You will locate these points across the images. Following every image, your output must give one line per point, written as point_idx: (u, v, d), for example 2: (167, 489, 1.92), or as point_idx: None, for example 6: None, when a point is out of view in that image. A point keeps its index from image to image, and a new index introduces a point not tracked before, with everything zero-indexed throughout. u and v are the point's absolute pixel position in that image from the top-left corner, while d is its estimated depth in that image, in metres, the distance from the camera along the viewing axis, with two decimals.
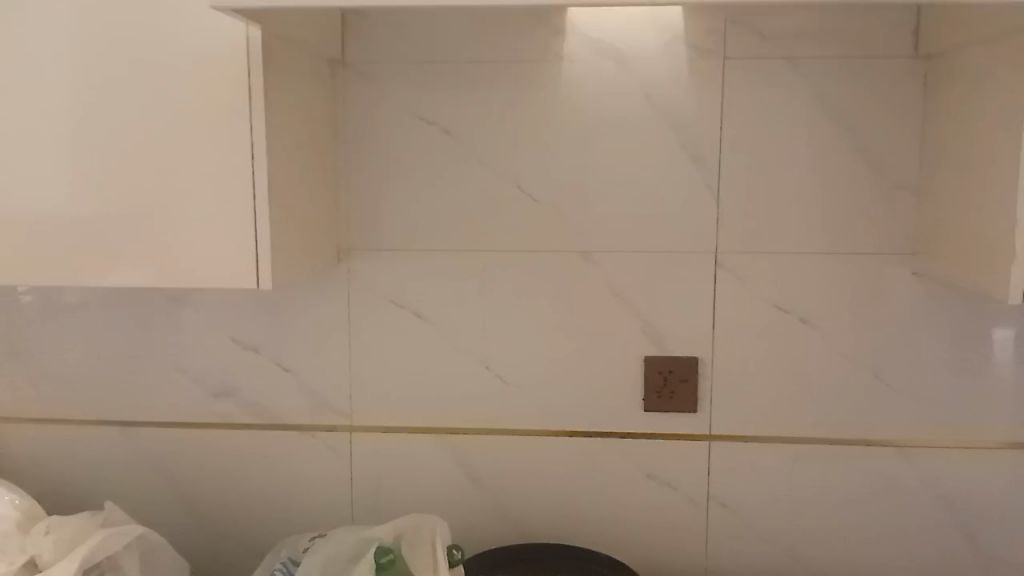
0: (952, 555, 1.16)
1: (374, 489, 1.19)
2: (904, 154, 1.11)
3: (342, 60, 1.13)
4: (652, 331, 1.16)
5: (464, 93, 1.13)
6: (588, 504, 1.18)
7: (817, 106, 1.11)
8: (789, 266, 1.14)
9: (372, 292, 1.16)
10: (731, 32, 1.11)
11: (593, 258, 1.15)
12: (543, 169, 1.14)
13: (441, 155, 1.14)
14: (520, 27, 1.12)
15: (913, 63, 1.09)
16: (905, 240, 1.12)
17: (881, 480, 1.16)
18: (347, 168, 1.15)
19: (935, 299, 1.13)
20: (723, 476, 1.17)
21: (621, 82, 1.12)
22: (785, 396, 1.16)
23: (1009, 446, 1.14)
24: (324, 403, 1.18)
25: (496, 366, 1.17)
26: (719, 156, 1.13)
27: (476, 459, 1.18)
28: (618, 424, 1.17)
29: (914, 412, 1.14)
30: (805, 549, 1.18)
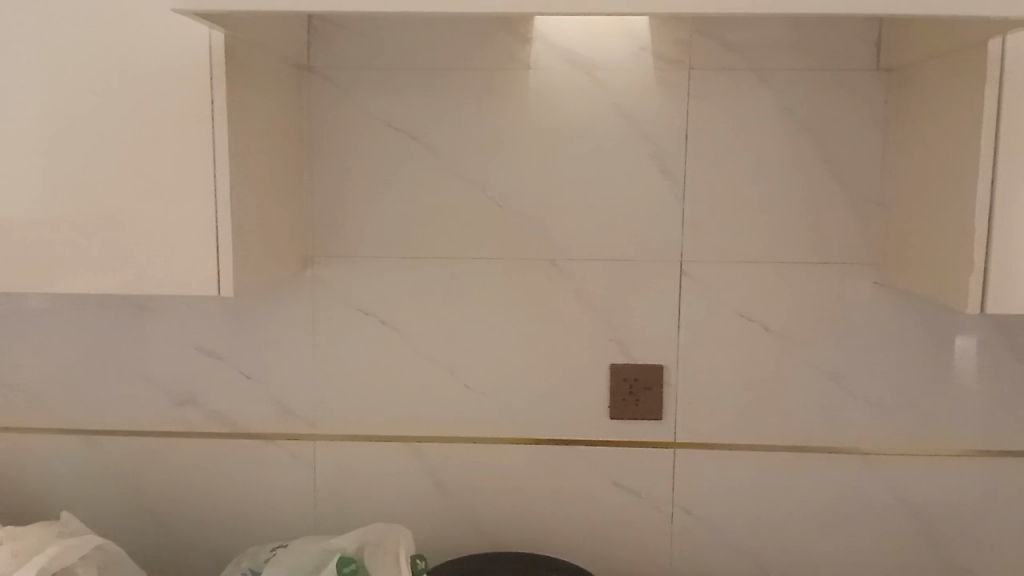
0: (910, 557, 1.21)
1: (341, 502, 1.23)
2: (863, 163, 1.13)
3: (309, 65, 1.14)
4: (618, 338, 1.18)
5: (431, 99, 1.14)
6: (555, 512, 1.22)
7: (780, 116, 1.13)
8: (749, 272, 1.16)
9: (340, 300, 1.19)
10: (696, 41, 1.12)
11: (557, 265, 1.17)
12: (509, 175, 1.15)
13: (407, 161, 1.15)
14: (488, 34, 1.13)
15: (873, 75, 1.11)
16: (864, 249, 1.15)
17: (845, 485, 1.19)
18: (313, 177, 1.16)
19: (897, 308, 1.15)
20: (688, 482, 1.20)
21: (587, 91, 1.13)
22: (750, 402, 1.19)
23: (964, 454, 1.18)
24: (290, 413, 1.22)
25: (463, 374, 1.20)
26: (683, 163, 1.14)
27: (446, 470, 1.21)
28: (585, 432, 1.20)
29: (878, 418, 1.18)
30: (768, 552, 1.22)
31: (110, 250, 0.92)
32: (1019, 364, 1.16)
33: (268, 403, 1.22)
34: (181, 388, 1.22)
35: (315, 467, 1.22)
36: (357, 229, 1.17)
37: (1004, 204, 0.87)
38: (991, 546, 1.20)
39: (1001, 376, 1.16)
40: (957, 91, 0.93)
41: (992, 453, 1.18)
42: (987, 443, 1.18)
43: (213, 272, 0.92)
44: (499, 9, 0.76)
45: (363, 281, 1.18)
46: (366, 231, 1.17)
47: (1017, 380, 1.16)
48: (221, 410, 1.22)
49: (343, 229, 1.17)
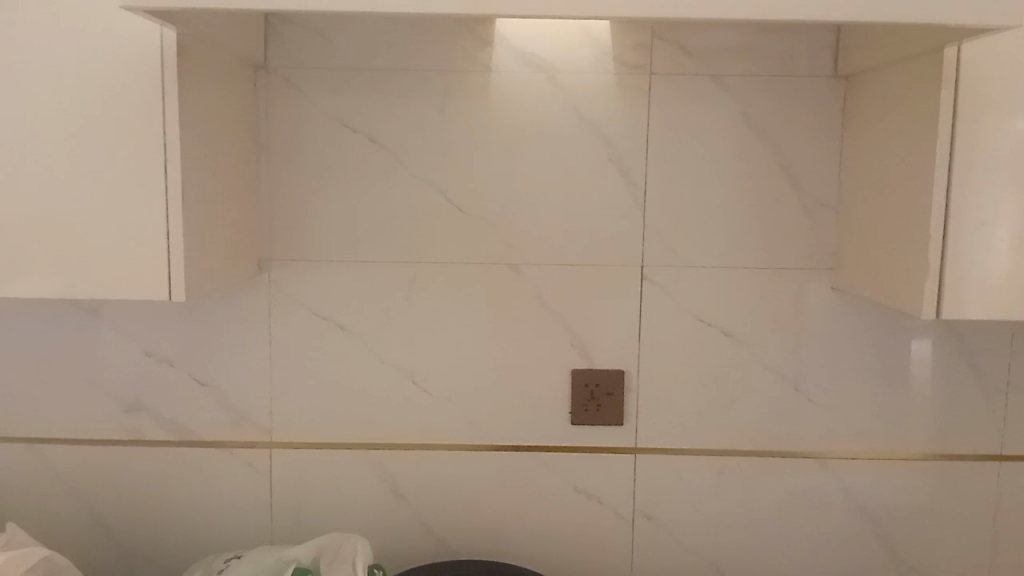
0: (866, 560, 1.22)
1: (296, 510, 1.21)
2: (821, 170, 1.14)
3: (266, 65, 1.12)
4: (578, 343, 1.17)
5: (390, 102, 1.13)
6: (515, 519, 1.21)
7: (739, 122, 1.13)
8: (710, 277, 1.16)
9: (296, 305, 1.17)
10: (657, 46, 1.12)
11: (517, 270, 1.16)
12: (469, 178, 1.14)
13: (367, 164, 1.14)
14: (448, 37, 1.11)
15: (831, 83, 1.12)
16: (821, 254, 1.16)
17: (803, 489, 1.20)
18: (268, 179, 1.14)
19: (854, 313, 1.16)
20: (648, 488, 1.20)
21: (548, 95, 1.12)
22: (709, 407, 1.19)
23: (919, 457, 1.19)
24: (245, 420, 1.19)
25: (423, 380, 1.18)
26: (643, 167, 1.14)
27: (404, 477, 1.20)
28: (545, 438, 1.19)
29: (836, 422, 1.19)
30: (726, 558, 1.22)
31: (57, 254, 0.89)
32: (971, 368, 1.18)
33: (222, 410, 1.19)
34: (132, 395, 1.19)
35: (271, 475, 1.20)
36: (314, 232, 1.15)
37: (958, 210, 0.88)
38: (944, 548, 1.21)
39: (955, 380, 1.18)
40: (912, 98, 0.94)
41: (946, 456, 1.19)
42: (941, 445, 1.19)
43: (163, 275, 0.90)
44: (458, 10, 0.75)
45: (320, 286, 1.16)
46: (324, 234, 1.15)
47: (970, 384, 1.18)
48: (172, 418, 1.19)
49: (299, 232, 1.15)
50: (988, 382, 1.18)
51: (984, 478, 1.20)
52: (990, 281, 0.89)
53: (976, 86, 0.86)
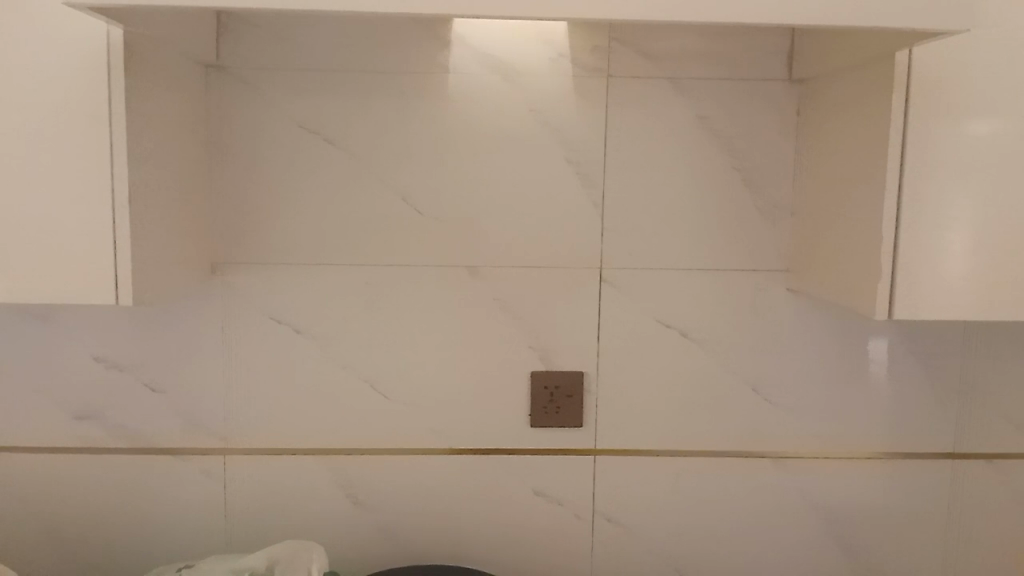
0: (823, 558, 1.23)
1: (253, 517, 1.19)
2: (777, 172, 1.15)
3: (218, 64, 1.10)
4: (538, 345, 1.17)
5: (347, 103, 1.11)
6: (475, 523, 1.20)
7: (697, 124, 1.13)
8: (668, 279, 1.16)
9: (252, 308, 1.15)
10: (615, 49, 1.12)
11: (476, 272, 1.15)
12: (427, 180, 1.13)
13: (323, 166, 1.12)
14: (405, 38, 1.10)
15: (786, 86, 1.13)
16: (777, 256, 1.16)
17: (761, 489, 1.21)
18: (222, 181, 1.12)
19: (810, 314, 1.17)
20: (608, 490, 1.20)
21: (507, 97, 1.12)
22: (668, 409, 1.19)
23: (874, 456, 1.21)
24: (198, 426, 1.17)
25: (381, 384, 1.17)
26: (601, 169, 1.14)
27: (363, 482, 1.18)
28: (505, 441, 1.18)
29: (793, 423, 1.20)
30: (686, 558, 1.22)
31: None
32: (925, 369, 1.19)
33: (174, 416, 1.17)
34: (81, 402, 1.16)
35: (226, 482, 1.18)
36: (269, 235, 1.13)
37: (910, 212, 0.89)
38: (898, 545, 1.23)
39: (908, 379, 1.20)
40: (865, 102, 0.95)
41: (900, 455, 1.21)
42: (895, 444, 1.21)
43: (111, 279, 0.87)
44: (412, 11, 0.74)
45: (275, 289, 1.14)
46: (279, 237, 1.13)
47: (923, 384, 1.20)
48: (123, 425, 1.17)
49: (254, 235, 1.13)
50: (940, 381, 1.20)
51: (937, 476, 1.22)
52: (940, 282, 0.90)
53: (926, 90, 0.87)
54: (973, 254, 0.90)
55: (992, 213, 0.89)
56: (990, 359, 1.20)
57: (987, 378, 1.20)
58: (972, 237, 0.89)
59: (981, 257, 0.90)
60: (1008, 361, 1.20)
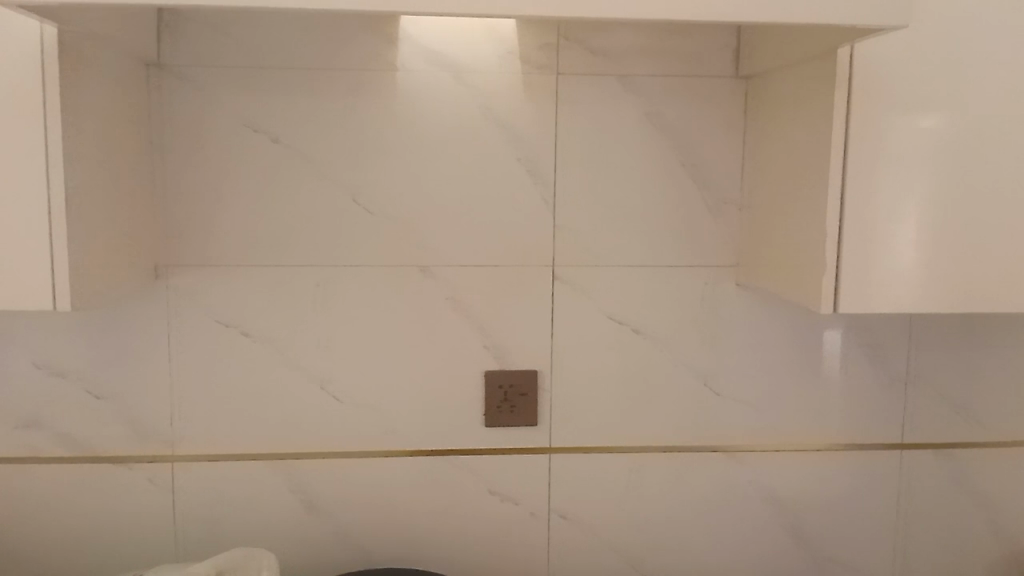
0: (775, 551, 1.24)
1: (201, 525, 1.16)
2: (725, 169, 1.16)
3: (160, 62, 1.08)
4: (491, 344, 1.16)
5: (293, 102, 1.09)
6: (430, 524, 1.19)
7: (646, 121, 1.14)
8: (620, 275, 1.16)
9: (197, 311, 1.12)
10: (564, 46, 1.11)
11: (427, 271, 1.14)
12: (376, 179, 1.12)
13: (269, 165, 1.10)
14: (351, 35, 1.09)
15: (732, 83, 1.14)
16: (726, 251, 1.17)
17: (714, 483, 1.22)
18: (164, 182, 1.10)
19: (760, 309, 1.19)
20: (563, 488, 1.20)
21: (455, 96, 1.11)
22: (621, 405, 1.19)
23: (823, 448, 1.22)
24: (144, 433, 1.14)
25: (332, 386, 1.15)
26: (551, 166, 1.14)
27: (314, 486, 1.17)
28: (459, 441, 1.18)
29: (744, 416, 1.21)
30: (642, 555, 1.23)
31: None
32: (872, 361, 1.21)
33: (120, 423, 1.14)
34: (21, 410, 1.12)
35: (175, 490, 1.15)
36: (215, 236, 1.11)
37: (853, 206, 0.90)
38: (849, 536, 1.25)
39: (856, 372, 1.21)
40: (809, 98, 0.96)
41: (850, 446, 1.23)
42: (844, 435, 1.22)
43: (48, 284, 0.85)
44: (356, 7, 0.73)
45: (223, 292, 1.12)
46: (225, 238, 1.11)
47: (871, 376, 1.22)
48: (66, 433, 1.13)
49: (199, 236, 1.11)
50: (887, 372, 1.22)
51: (886, 466, 1.24)
52: (884, 276, 0.91)
53: (868, 86, 0.88)
54: (916, 249, 0.91)
55: (934, 208, 0.91)
56: (935, 350, 1.22)
57: (932, 369, 1.22)
58: (915, 232, 0.91)
59: (924, 251, 0.91)
60: (953, 351, 1.22)
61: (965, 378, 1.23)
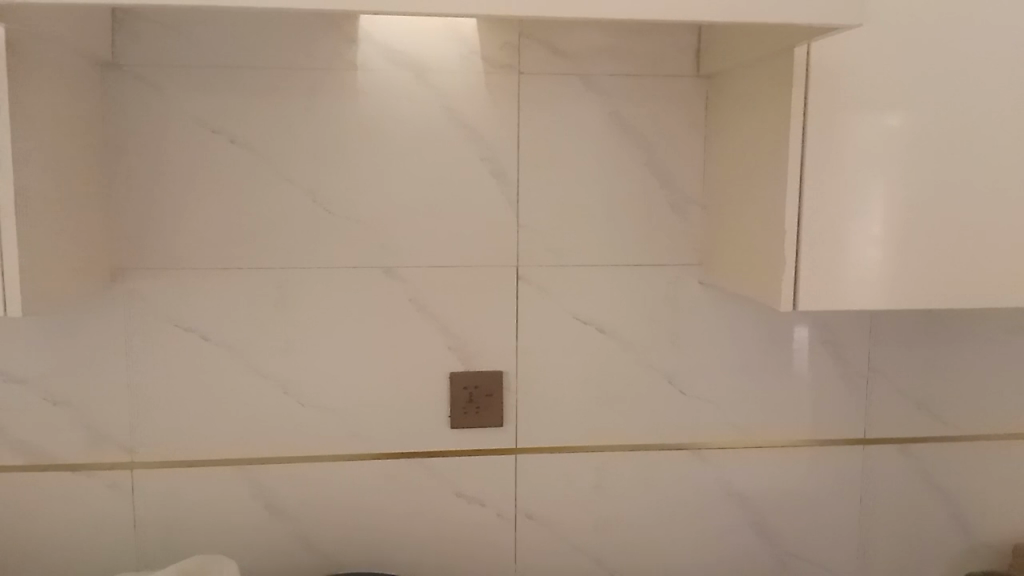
0: (742, 547, 1.25)
1: (162, 532, 1.15)
2: (687, 167, 1.16)
3: (114, 62, 1.06)
4: (455, 345, 1.16)
5: (253, 102, 1.08)
6: (395, 528, 1.18)
7: (608, 120, 1.14)
8: (584, 274, 1.16)
9: (155, 315, 1.11)
10: (525, 45, 1.11)
11: (390, 272, 1.13)
12: (337, 179, 1.11)
13: (227, 166, 1.09)
14: (310, 34, 1.08)
15: (694, 83, 1.14)
16: (689, 250, 1.18)
17: (680, 481, 1.22)
18: (120, 184, 1.08)
19: (724, 306, 1.19)
20: (529, 488, 1.20)
21: (417, 95, 1.10)
22: (587, 405, 1.19)
23: (788, 444, 1.23)
24: (102, 440, 1.12)
25: (294, 389, 1.14)
26: (514, 166, 1.13)
27: (277, 491, 1.15)
28: (424, 443, 1.17)
29: (709, 413, 1.21)
30: (609, 554, 1.23)
31: None
32: (834, 357, 1.22)
33: (76, 430, 1.12)
34: None
35: (135, 497, 1.14)
36: (174, 240, 1.10)
37: (812, 204, 0.90)
38: (814, 531, 1.26)
39: (819, 368, 1.22)
40: (768, 96, 0.96)
41: (814, 442, 1.24)
42: (807, 431, 1.23)
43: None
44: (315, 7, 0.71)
45: (183, 296, 1.11)
46: (184, 241, 1.10)
47: (834, 373, 1.23)
48: (22, 441, 1.11)
49: (157, 240, 1.09)
50: (849, 368, 1.23)
51: (850, 462, 1.25)
52: (843, 273, 0.92)
53: (825, 84, 0.88)
54: (874, 247, 0.92)
55: (891, 205, 0.92)
56: (897, 346, 1.23)
57: (894, 364, 1.24)
58: (873, 231, 0.92)
59: (882, 249, 0.92)
60: (914, 347, 1.24)
61: (927, 373, 1.25)
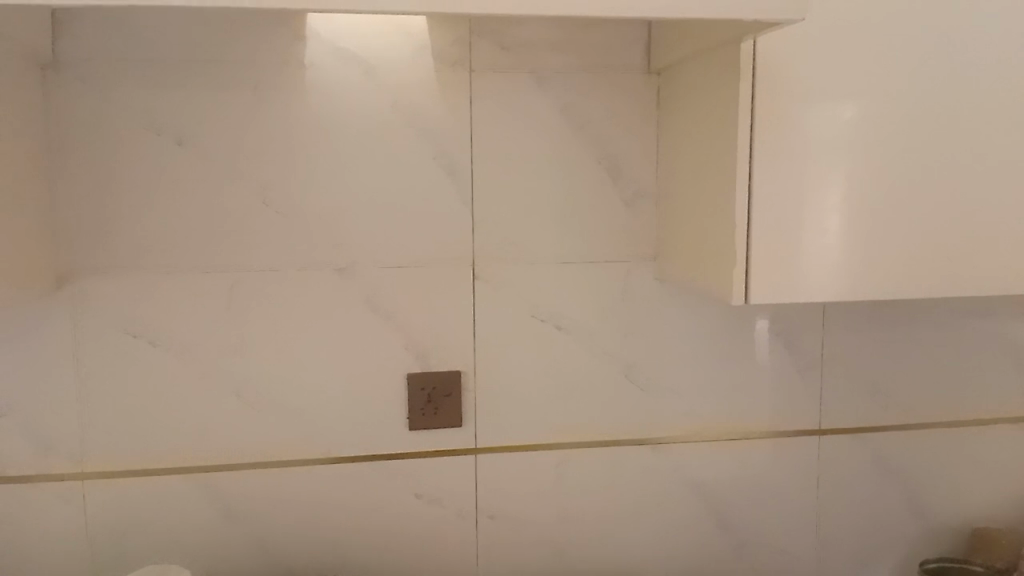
0: (702, 540, 1.26)
1: (115, 543, 1.12)
2: (639, 164, 1.16)
3: (54, 63, 1.03)
4: (411, 345, 1.15)
5: (198, 103, 1.06)
6: (355, 531, 1.17)
7: (561, 116, 1.14)
8: (540, 272, 1.16)
9: (103, 322, 1.08)
10: (475, 42, 1.11)
11: (343, 273, 1.12)
12: (287, 179, 1.09)
13: (173, 168, 1.07)
14: (257, 33, 1.06)
15: (644, 78, 1.15)
16: (643, 245, 1.18)
17: (640, 475, 1.22)
18: (63, 188, 1.05)
19: (679, 301, 1.20)
20: (489, 488, 1.19)
21: (367, 93, 1.09)
22: (546, 402, 1.19)
23: (745, 436, 1.24)
24: (50, 450, 1.09)
25: (248, 394, 1.12)
26: (467, 163, 1.13)
27: (233, 497, 1.14)
28: (382, 445, 1.16)
29: (667, 407, 1.22)
30: (570, 551, 1.23)
31: None
32: (789, 348, 1.24)
33: (23, 442, 1.09)
34: None
35: (86, 507, 1.11)
36: (121, 244, 1.07)
37: (761, 197, 0.91)
38: (773, 521, 1.27)
39: (773, 359, 1.24)
40: (717, 90, 0.97)
41: (771, 434, 1.25)
42: (764, 423, 1.25)
43: None
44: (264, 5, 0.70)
45: (130, 301, 1.08)
46: (131, 245, 1.08)
47: (788, 365, 1.24)
48: None
49: (102, 244, 1.07)
50: (803, 359, 1.24)
51: (806, 452, 1.26)
52: (795, 265, 0.93)
53: (771, 78, 0.89)
54: (825, 239, 0.93)
55: (839, 197, 0.93)
56: (849, 337, 1.25)
57: (846, 354, 1.25)
58: (823, 223, 0.93)
59: (832, 241, 0.93)
60: (866, 337, 1.25)
61: (879, 363, 1.26)
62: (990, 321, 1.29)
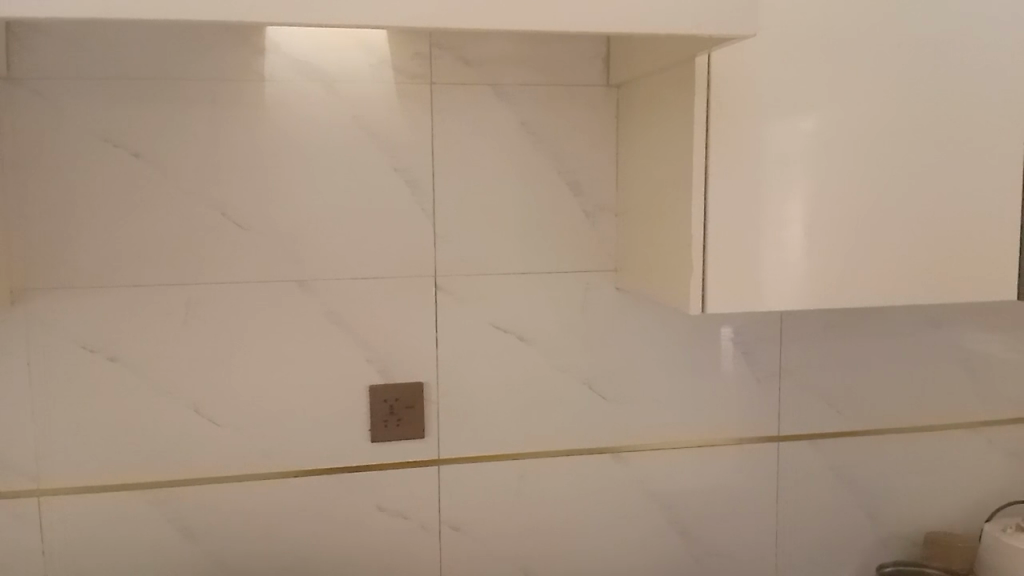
0: (663, 547, 1.27)
1: (72, 560, 1.10)
2: (599, 175, 1.18)
3: (10, 76, 1.02)
4: (372, 357, 1.15)
5: (156, 116, 1.06)
6: (316, 544, 1.16)
7: (521, 129, 1.15)
8: (502, 283, 1.17)
9: (58, 337, 1.07)
10: (436, 55, 1.11)
11: (303, 286, 1.12)
12: (247, 192, 1.09)
13: (131, 181, 1.06)
14: (215, 46, 1.06)
15: (603, 91, 1.16)
16: (603, 256, 1.19)
17: (602, 484, 1.23)
18: (18, 202, 1.04)
19: (639, 311, 1.21)
20: (452, 499, 1.19)
21: (327, 106, 1.09)
22: (507, 413, 1.19)
23: (705, 443, 1.26)
24: (5, 468, 1.07)
25: (207, 408, 1.11)
26: (428, 176, 1.13)
27: (193, 513, 1.12)
28: (343, 459, 1.15)
29: (629, 416, 1.23)
30: (534, 561, 1.23)
31: None
32: (747, 357, 1.25)
33: None
34: None
35: (42, 525, 1.09)
36: (77, 259, 1.06)
37: (717, 209, 0.93)
38: (734, 527, 1.29)
39: (733, 369, 1.25)
40: (674, 104, 0.98)
41: (730, 441, 1.26)
42: (724, 431, 1.26)
43: None
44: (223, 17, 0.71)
45: (85, 315, 1.07)
46: (87, 260, 1.06)
47: (747, 373, 1.26)
48: None
49: (58, 259, 1.06)
50: (761, 367, 1.26)
51: (765, 459, 1.28)
52: (751, 276, 0.95)
53: (725, 93, 0.91)
54: (780, 250, 0.95)
55: (794, 208, 0.94)
56: (805, 345, 1.27)
57: (804, 362, 1.27)
58: (779, 234, 0.94)
59: (789, 252, 0.95)
60: (822, 345, 1.28)
61: (835, 370, 1.29)
62: (942, 329, 1.31)
